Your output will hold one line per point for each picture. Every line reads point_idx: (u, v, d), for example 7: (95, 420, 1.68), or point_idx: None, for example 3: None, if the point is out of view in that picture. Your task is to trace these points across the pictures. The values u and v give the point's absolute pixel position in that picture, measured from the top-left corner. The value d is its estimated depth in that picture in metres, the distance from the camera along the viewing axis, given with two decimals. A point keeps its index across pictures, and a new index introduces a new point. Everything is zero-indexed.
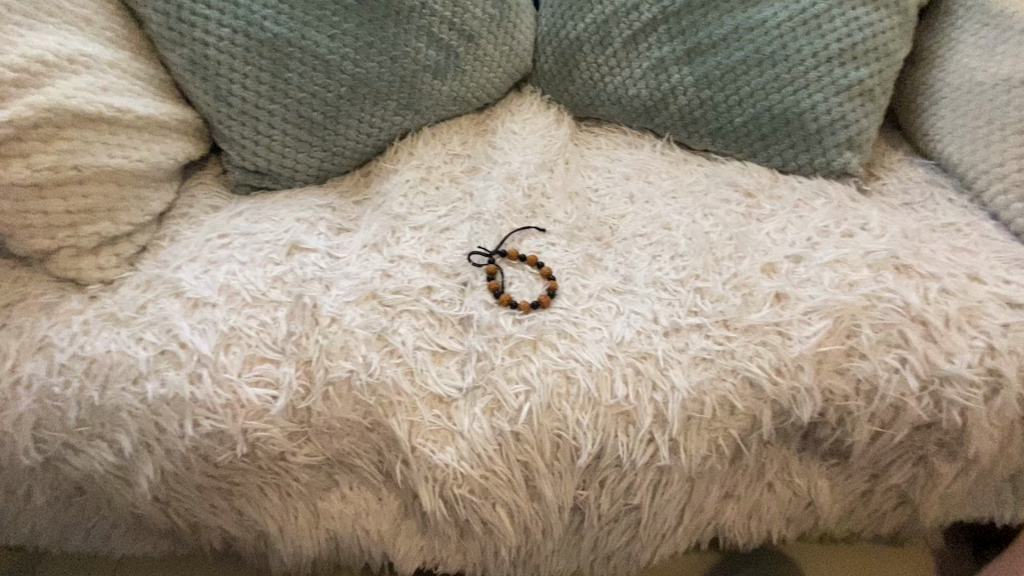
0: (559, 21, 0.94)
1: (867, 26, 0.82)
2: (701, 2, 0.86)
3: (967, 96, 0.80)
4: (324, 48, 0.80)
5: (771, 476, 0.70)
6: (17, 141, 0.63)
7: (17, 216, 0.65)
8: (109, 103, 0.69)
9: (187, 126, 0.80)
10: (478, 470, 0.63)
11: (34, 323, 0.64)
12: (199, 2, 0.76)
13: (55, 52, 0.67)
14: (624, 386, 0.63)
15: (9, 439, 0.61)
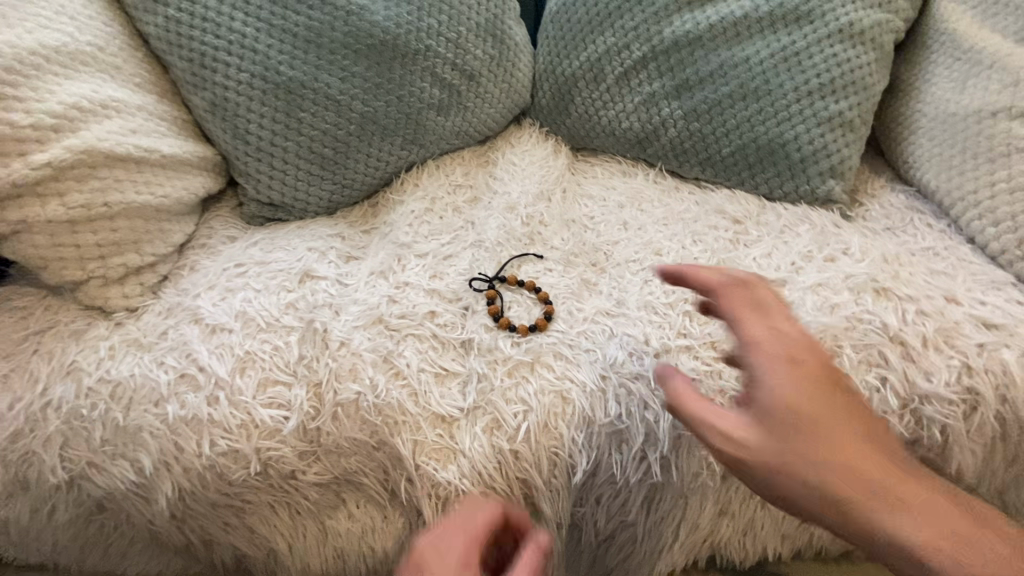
0: (555, 59, 1.00)
1: (846, 61, 0.87)
2: (688, 41, 0.91)
3: (941, 127, 0.84)
4: (335, 89, 0.86)
5: (763, 494, 0.71)
6: (54, 181, 0.68)
7: (52, 249, 0.70)
8: (137, 144, 0.75)
9: (206, 162, 0.86)
10: (479, 487, 0.66)
11: (64, 349, 0.68)
12: (219, 49, 0.82)
13: (90, 99, 0.72)
14: (617, 406, 0.67)
15: (37, 458, 0.65)
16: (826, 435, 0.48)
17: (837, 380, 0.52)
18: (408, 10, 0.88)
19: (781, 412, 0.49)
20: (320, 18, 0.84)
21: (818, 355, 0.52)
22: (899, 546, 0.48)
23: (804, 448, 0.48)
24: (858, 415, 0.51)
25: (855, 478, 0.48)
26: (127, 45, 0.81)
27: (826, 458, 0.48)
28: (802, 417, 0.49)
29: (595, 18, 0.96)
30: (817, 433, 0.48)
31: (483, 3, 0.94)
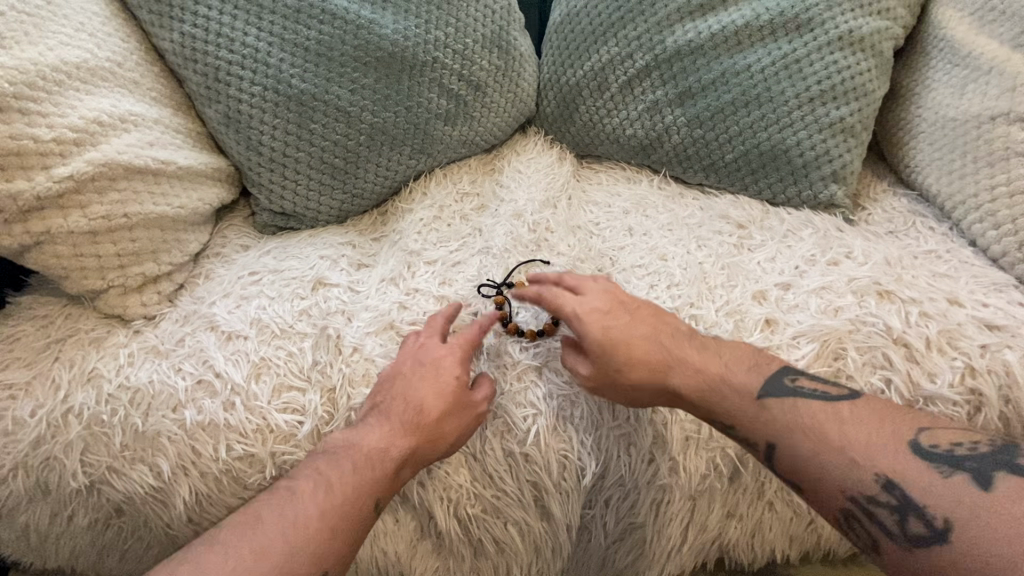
0: (560, 69, 1.02)
1: (846, 68, 0.88)
2: (691, 50, 0.92)
3: (941, 132, 0.86)
4: (345, 101, 0.88)
5: (771, 497, 0.71)
6: (75, 193, 0.71)
7: (73, 259, 0.72)
8: (154, 156, 0.77)
9: (220, 173, 0.88)
10: (490, 490, 0.68)
11: (84, 356, 0.70)
12: (233, 63, 0.84)
13: (109, 113, 0.74)
14: (625, 409, 0.68)
15: (58, 463, 0.67)
16: (650, 359, 0.65)
17: (663, 322, 0.69)
18: (416, 23, 0.90)
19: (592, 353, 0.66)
20: (330, 31, 0.86)
21: (625, 309, 0.69)
22: (835, 481, 0.55)
23: (625, 369, 0.64)
24: (699, 342, 0.67)
25: (694, 387, 0.64)
26: (143, 60, 0.83)
27: (652, 378, 0.64)
28: (627, 350, 0.65)
29: (598, 28, 0.97)
30: (635, 354, 0.65)
31: (489, 15, 0.95)
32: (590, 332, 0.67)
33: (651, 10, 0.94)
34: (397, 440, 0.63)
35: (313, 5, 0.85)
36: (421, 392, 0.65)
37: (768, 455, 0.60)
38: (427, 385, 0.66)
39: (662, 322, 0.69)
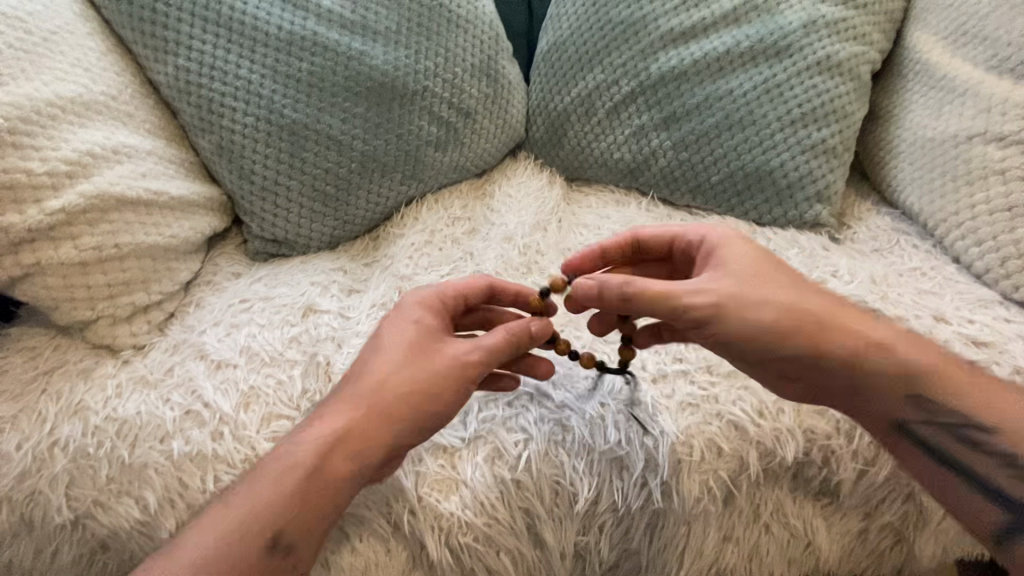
0: (548, 95, 1.04)
1: (826, 92, 0.90)
2: (674, 76, 0.95)
3: (920, 151, 0.87)
4: (337, 130, 0.89)
5: (766, 519, 0.71)
6: (67, 225, 0.71)
7: (63, 290, 0.72)
8: (146, 187, 0.78)
9: (213, 202, 0.89)
10: (482, 518, 0.66)
11: (72, 388, 0.70)
12: (226, 95, 0.86)
13: (102, 145, 0.76)
14: (617, 433, 0.67)
15: (43, 498, 0.66)
16: (767, 308, 0.61)
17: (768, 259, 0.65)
18: (406, 54, 0.92)
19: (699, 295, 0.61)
20: (322, 63, 0.88)
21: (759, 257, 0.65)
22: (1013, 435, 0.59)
23: (739, 318, 0.60)
24: (810, 281, 0.66)
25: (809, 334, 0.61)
26: (138, 93, 0.85)
27: (769, 328, 0.61)
28: (738, 296, 0.61)
29: (584, 56, 1.00)
30: (755, 304, 0.61)
31: (477, 45, 0.98)
32: (778, 285, 0.63)
33: (635, 38, 0.97)
34: (375, 411, 0.61)
35: (304, 38, 0.87)
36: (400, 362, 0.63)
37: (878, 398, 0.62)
38: (413, 354, 0.63)
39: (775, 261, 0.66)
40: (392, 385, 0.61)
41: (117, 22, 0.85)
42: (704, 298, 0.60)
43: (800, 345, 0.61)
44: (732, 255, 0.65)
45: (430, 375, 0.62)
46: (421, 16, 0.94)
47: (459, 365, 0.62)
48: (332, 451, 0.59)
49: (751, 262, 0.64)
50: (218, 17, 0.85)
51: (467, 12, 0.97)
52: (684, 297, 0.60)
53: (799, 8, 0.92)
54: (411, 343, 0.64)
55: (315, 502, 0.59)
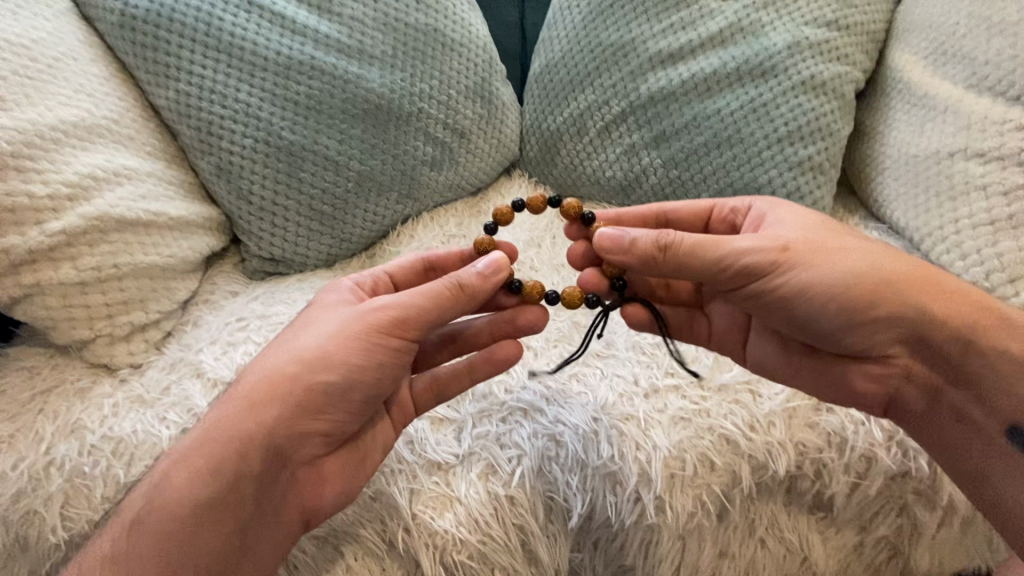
0: (541, 115, 1.07)
1: (811, 111, 0.92)
2: (663, 96, 0.97)
3: (905, 167, 0.89)
4: (334, 151, 0.91)
5: (761, 534, 0.71)
6: (68, 246, 0.73)
7: (63, 310, 0.73)
8: (146, 208, 0.79)
9: (212, 222, 0.91)
10: (476, 535, 0.66)
11: (69, 407, 0.70)
12: (225, 118, 0.88)
13: (104, 168, 0.77)
14: (610, 448, 0.67)
15: (37, 518, 0.66)
16: (848, 258, 0.64)
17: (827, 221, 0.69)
18: (401, 77, 0.95)
19: (759, 242, 0.63)
20: (320, 86, 0.90)
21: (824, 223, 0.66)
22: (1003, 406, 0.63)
23: (813, 262, 0.62)
24: (873, 239, 0.69)
25: (863, 284, 0.63)
26: (139, 117, 0.87)
27: (833, 274, 0.62)
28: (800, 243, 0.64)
29: (576, 77, 1.03)
30: (840, 251, 0.64)
31: (471, 68, 1.00)
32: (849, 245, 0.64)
33: (625, 60, 0.99)
34: (263, 394, 0.63)
35: (302, 62, 0.90)
36: (290, 344, 0.65)
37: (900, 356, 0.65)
38: (307, 332, 0.65)
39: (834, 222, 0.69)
40: (278, 367, 0.63)
41: (120, 48, 0.87)
42: (759, 244, 0.63)
43: (854, 296, 0.63)
44: (788, 214, 0.69)
45: (315, 347, 0.63)
46: (416, 41, 0.96)
47: (340, 334, 0.63)
48: (230, 444, 0.61)
49: (811, 221, 0.68)
50: (219, 42, 0.87)
51: (461, 36, 1.00)
52: (731, 244, 0.62)
53: (784, 30, 0.94)
54: (310, 323, 0.67)
55: (227, 504, 0.61)
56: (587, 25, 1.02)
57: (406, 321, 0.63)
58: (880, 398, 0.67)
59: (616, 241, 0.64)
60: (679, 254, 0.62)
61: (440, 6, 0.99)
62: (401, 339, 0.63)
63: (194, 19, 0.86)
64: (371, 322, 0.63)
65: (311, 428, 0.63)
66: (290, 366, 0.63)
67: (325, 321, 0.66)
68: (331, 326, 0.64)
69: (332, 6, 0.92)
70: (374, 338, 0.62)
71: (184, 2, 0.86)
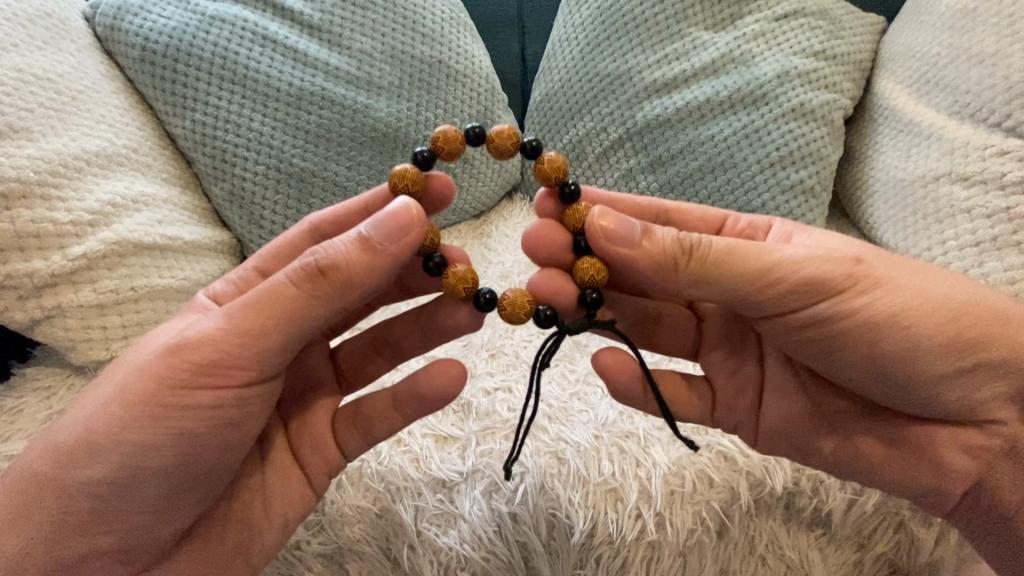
0: (541, 142, 1.11)
1: (801, 136, 0.96)
2: (659, 123, 1.01)
3: (893, 191, 0.92)
4: (342, 177, 0.95)
5: (761, 551, 0.71)
6: (88, 269, 0.76)
7: (81, 331, 0.76)
8: (162, 233, 0.83)
9: (224, 246, 0.94)
10: (480, 552, 0.68)
11: None
12: (239, 146, 0.91)
13: (123, 195, 0.81)
14: (610, 465, 0.69)
15: None
16: (926, 287, 0.60)
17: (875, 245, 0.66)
18: (407, 106, 0.99)
19: (819, 255, 0.59)
20: (330, 116, 0.94)
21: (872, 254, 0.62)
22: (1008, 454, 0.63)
23: (888, 289, 0.58)
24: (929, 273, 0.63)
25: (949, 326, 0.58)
26: (157, 145, 0.91)
27: (914, 305, 0.58)
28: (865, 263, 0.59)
29: (574, 105, 1.07)
30: (913, 275, 0.60)
31: (474, 97, 1.05)
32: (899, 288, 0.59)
33: (622, 89, 1.03)
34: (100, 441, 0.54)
35: (313, 93, 0.94)
36: (92, 403, 0.57)
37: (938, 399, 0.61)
38: (108, 384, 0.57)
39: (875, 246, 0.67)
40: (80, 431, 0.55)
41: (140, 81, 0.92)
42: (815, 256, 0.58)
43: (943, 332, 0.58)
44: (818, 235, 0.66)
45: (110, 413, 0.55)
46: (422, 72, 1.01)
47: (141, 390, 0.55)
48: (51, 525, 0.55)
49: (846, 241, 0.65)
50: (234, 75, 0.91)
51: (464, 67, 1.04)
52: (781, 254, 0.57)
53: (773, 60, 0.99)
54: (119, 366, 0.58)
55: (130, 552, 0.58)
56: (585, 55, 1.06)
57: (235, 347, 0.54)
58: (962, 471, 0.63)
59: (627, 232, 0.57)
60: (705, 259, 0.56)
61: (445, 38, 1.04)
62: (234, 369, 0.55)
63: (212, 53, 0.91)
64: (193, 351, 0.55)
65: (130, 507, 0.56)
66: (90, 432, 0.55)
67: (141, 354, 0.58)
68: (135, 372, 0.56)
69: (343, 40, 0.97)
70: (189, 386, 0.55)
71: (202, 37, 0.91)
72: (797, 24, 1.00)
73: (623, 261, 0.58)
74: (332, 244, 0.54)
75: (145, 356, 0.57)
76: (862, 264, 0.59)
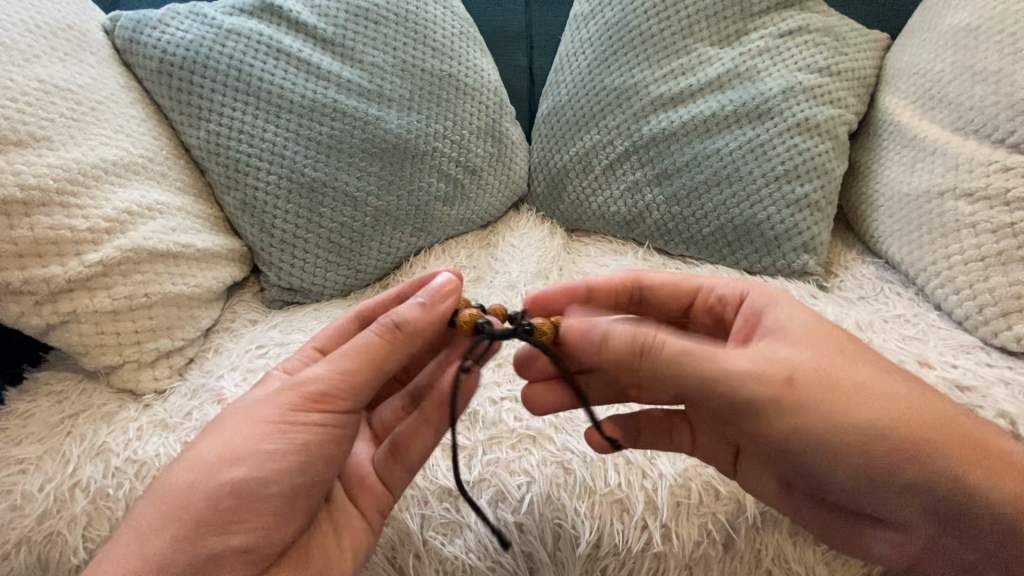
0: (548, 154, 1.12)
1: (806, 151, 0.97)
2: (664, 137, 1.02)
3: (898, 206, 0.93)
4: (353, 187, 0.97)
5: (768, 565, 0.71)
6: (103, 276, 0.77)
7: (95, 336, 0.77)
8: (176, 241, 0.85)
9: (234, 253, 0.95)
10: (486, 562, 0.69)
11: (95, 431, 0.74)
12: (252, 156, 0.93)
13: (139, 204, 0.83)
14: (617, 476, 0.69)
15: (61, 539, 0.69)
16: (862, 409, 0.57)
17: (840, 336, 0.62)
18: (417, 118, 1.01)
19: (766, 367, 0.56)
20: (341, 127, 0.96)
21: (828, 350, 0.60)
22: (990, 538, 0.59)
23: (813, 413, 0.56)
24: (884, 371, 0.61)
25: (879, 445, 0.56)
26: (172, 155, 0.93)
27: (835, 429, 0.56)
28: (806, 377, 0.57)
29: (581, 119, 1.08)
30: (842, 394, 0.57)
31: (483, 110, 1.06)
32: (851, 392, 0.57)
33: (628, 103, 1.05)
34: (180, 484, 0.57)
35: (325, 104, 0.96)
36: (185, 457, 0.59)
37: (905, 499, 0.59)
38: (206, 438, 0.59)
39: (849, 334, 0.62)
40: (179, 479, 0.57)
41: (157, 92, 0.94)
42: (757, 372, 0.56)
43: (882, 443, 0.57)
44: (789, 318, 0.63)
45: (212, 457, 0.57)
46: (432, 85, 1.02)
47: (242, 440, 0.58)
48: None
49: (812, 333, 0.61)
50: (248, 87, 0.93)
51: (474, 80, 1.06)
52: (726, 364, 0.56)
53: (778, 75, 1.00)
54: (213, 422, 0.62)
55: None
56: (592, 70, 1.08)
57: (326, 399, 0.59)
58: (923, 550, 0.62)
59: (586, 336, 0.60)
60: (657, 361, 0.57)
61: (454, 53, 1.05)
62: (322, 418, 0.59)
63: (227, 65, 0.93)
64: (285, 403, 0.59)
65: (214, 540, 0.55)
66: (188, 481, 0.57)
67: (231, 414, 0.61)
68: (233, 426, 0.59)
69: (354, 53, 0.99)
70: (284, 433, 0.58)
71: (218, 50, 0.93)
72: (802, 41, 1.02)
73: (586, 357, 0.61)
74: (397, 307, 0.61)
75: (236, 414, 0.61)
76: (793, 383, 0.56)
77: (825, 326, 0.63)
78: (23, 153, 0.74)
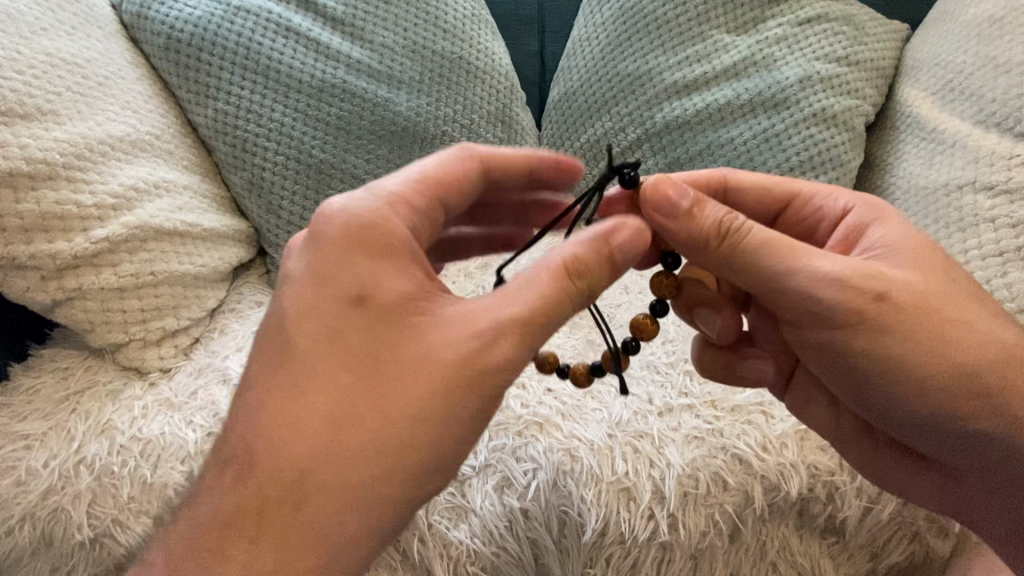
0: (558, 140, 1.10)
1: (822, 141, 0.95)
2: (678, 125, 1.01)
3: (914, 199, 0.91)
4: (361, 169, 0.95)
5: (773, 557, 0.72)
6: (110, 253, 0.77)
7: (101, 314, 0.77)
8: (182, 219, 0.84)
9: (240, 234, 0.94)
10: (490, 546, 0.69)
11: (100, 408, 0.74)
12: (259, 136, 0.92)
13: (146, 181, 0.82)
14: (624, 464, 0.69)
15: (65, 515, 0.69)
16: (955, 347, 0.55)
17: (956, 275, 0.58)
18: (426, 101, 0.99)
19: (859, 280, 0.55)
20: (350, 108, 0.95)
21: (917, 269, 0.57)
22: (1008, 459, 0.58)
23: (903, 328, 0.55)
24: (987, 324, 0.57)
25: (973, 399, 0.56)
26: (178, 133, 0.92)
27: (936, 362, 0.55)
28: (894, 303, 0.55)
29: (594, 104, 1.06)
30: (920, 327, 0.55)
31: (494, 94, 1.04)
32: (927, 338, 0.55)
33: (641, 89, 1.03)
34: (373, 463, 0.46)
35: (334, 85, 0.94)
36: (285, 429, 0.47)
37: (950, 432, 0.58)
38: (372, 408, 0.47)
39: (949, 273, 0.58)
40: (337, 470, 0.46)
41: (164, 69, 0.92)
42: (850, 281, 0.55)
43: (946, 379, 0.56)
44: (884, 239, 0.60)
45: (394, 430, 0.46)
46: (442, 67, 1.01)
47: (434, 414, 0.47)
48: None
49: (916, 254, 0.58)
50: (257, 65, 0.92)
51: (485, 63, 1.04)
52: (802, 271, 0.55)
53: (795, 64, 0.98)
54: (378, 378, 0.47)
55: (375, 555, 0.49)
56: (606, 55, 1.06)
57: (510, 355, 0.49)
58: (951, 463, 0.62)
59: (667, 201, 0.56)
60: (735, 246, 0.55)
61: (466, 35, 1.04)
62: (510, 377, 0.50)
63: (235, 43, 0.91)
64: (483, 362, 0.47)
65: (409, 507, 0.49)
66: (366, 459, 0.46)
67: (391, 368, 0.47)
68: (406, 404, 0.46)
69: (364, 33, 0.98)
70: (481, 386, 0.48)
71: (227, 27, 0.91)
72: (821, 29, 1.00)
73: (659, 225, 0.58)
74: (577, 241, 0.51)
75: (410, 361, 0.47)
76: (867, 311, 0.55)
77: (938, 257, 0.59)
78: (29, 126, 0.73)
